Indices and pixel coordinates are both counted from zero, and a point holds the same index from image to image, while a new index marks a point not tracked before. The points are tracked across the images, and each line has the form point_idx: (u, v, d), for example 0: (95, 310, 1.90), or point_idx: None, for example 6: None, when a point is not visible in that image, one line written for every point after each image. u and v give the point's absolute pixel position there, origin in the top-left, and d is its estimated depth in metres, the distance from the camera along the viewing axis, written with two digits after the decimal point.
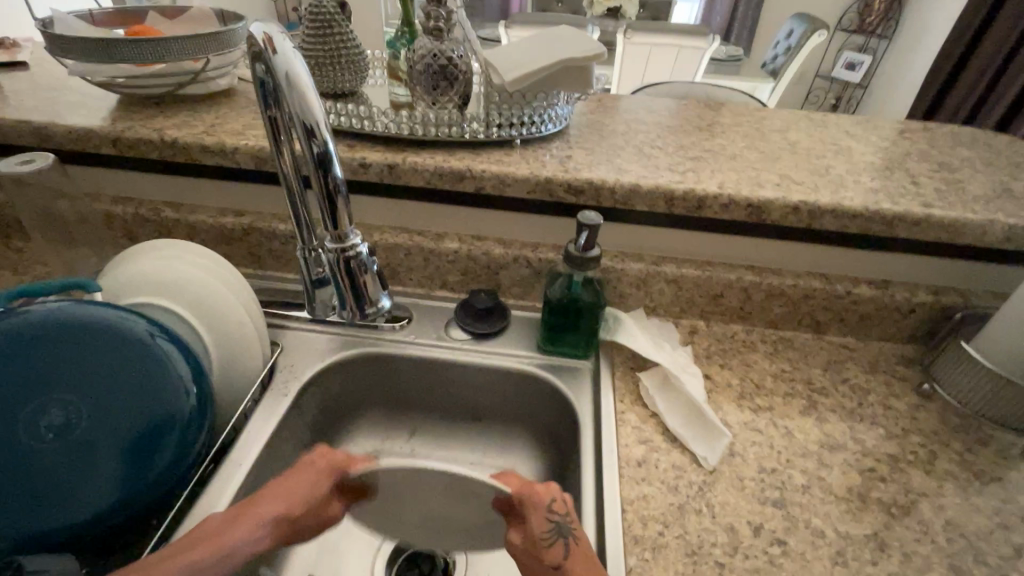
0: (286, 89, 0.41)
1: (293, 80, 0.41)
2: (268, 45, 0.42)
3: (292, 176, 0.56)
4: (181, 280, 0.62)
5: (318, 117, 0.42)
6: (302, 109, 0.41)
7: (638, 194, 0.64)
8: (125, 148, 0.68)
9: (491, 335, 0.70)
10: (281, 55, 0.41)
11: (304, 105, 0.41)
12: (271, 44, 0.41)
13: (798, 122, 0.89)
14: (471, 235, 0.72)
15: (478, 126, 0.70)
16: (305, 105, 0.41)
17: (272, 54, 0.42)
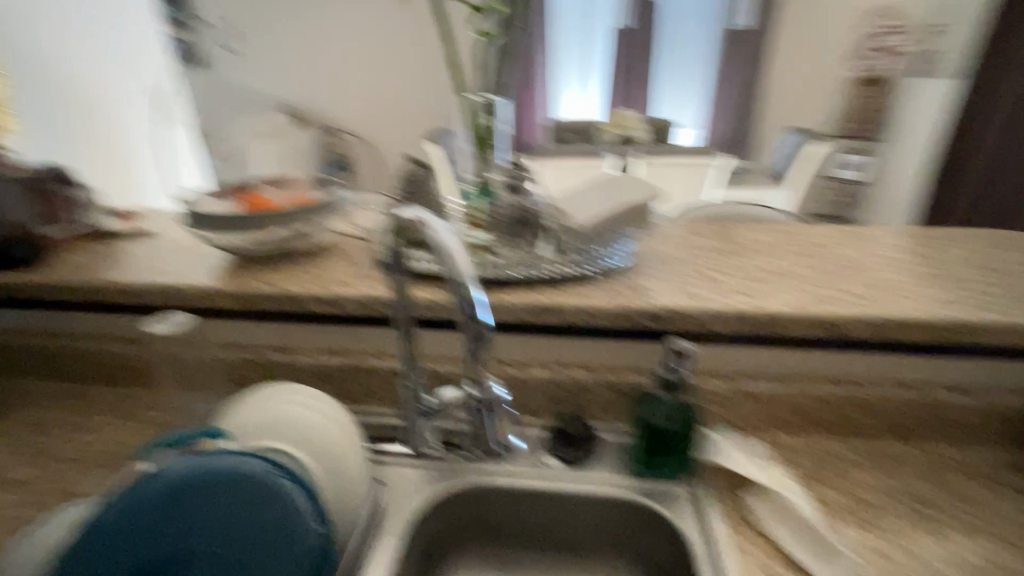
0: (443, 258, 0.50)
1: (446, 250, 0.50)
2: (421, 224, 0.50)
3: (406, 315, 0.66)
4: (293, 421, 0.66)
5: (470, 278, 0.50)
6: (456, 271, 0.50)
7: (714, 318, 0.69)
8: (245, 302, 0.77)
9: (582, 461, 0.71)
10: (435, 230, 0.50)
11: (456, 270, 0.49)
12: (424, 223, 0.50)
13: (839, 236, 0.96)
14: (554, 363, 0.77)
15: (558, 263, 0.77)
16: (458, 268, 0.49)
17: (425, 229, 0.51)
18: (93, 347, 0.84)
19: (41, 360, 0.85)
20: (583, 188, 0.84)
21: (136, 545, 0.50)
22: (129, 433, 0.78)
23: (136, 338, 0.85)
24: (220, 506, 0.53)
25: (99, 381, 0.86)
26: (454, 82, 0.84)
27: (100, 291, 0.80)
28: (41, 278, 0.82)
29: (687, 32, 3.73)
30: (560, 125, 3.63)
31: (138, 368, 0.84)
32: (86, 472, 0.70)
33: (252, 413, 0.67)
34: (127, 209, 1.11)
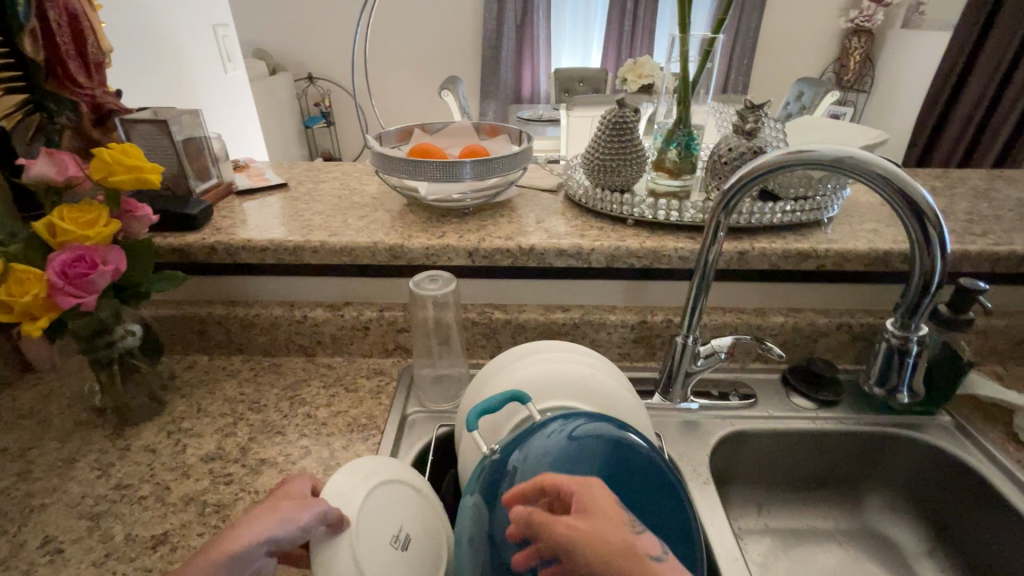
0: (849, 168, 0.51)
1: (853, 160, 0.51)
2: (799, 153, 0.52)
3: (709, 270, 0.62)
4: (565, 375, 0.63)
5: (894, 167, 0.51)
6: (874, 165, 0.51)
7: (965, 258, 0.71)
8: (478, 258, 0.71)
9: (835, 401, 0.73)
10: (823, 151, 0.51)
11: (872, 166, 0.51)
12: (801, 151, 0.52)
13: (990, 178, 1.00)
14: (790, 309, 0.77)
15: (796, 210, 0.74)
16: (873, 164, 0.51)
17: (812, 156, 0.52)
18: (288, 311, 0.76)
19: (221, 331, 0.77)
20: None
21: None
22: (357, 400, 0.72)
23: (330, 302, 0.78)
24: (585, 468, 0.48)
25: (287, 349, 0.79)
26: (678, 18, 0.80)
27: (303, 251, 0.72)
28: (226, 239, 0.72)
29: None
30: (567, 74, 3.52)
31: (337, 335, 0.77)
32: (343, 445, 0.65)
33: (518, 377, 0.63)
34: (242, 162, 0.99)
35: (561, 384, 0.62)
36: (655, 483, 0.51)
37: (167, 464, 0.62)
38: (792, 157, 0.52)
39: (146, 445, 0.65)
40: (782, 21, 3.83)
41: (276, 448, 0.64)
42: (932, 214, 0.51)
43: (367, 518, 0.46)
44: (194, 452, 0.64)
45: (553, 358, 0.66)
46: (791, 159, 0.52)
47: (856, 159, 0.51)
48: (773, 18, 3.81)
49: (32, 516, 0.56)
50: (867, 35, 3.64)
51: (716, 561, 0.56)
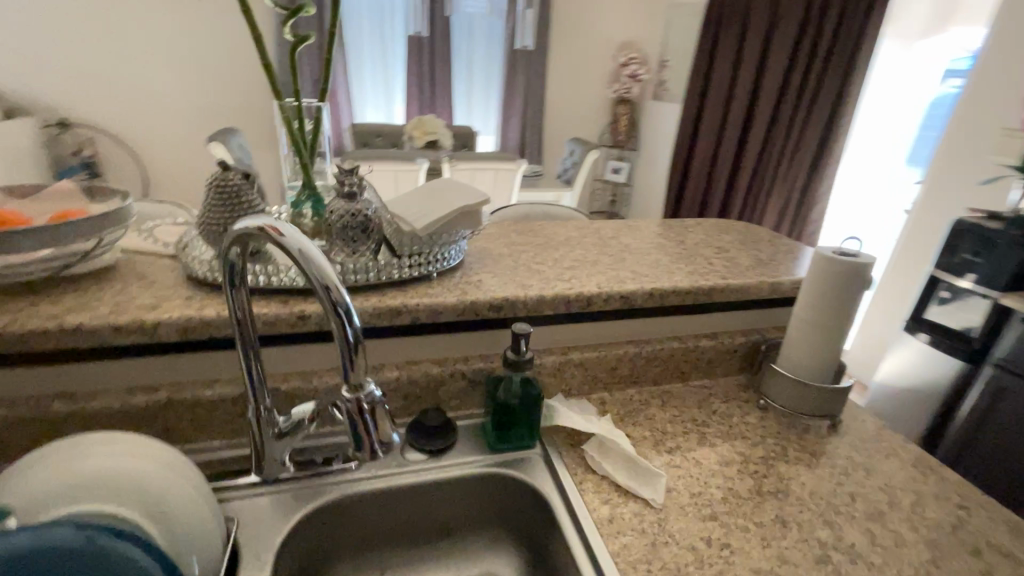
0: (303, 263, 0.46)
1: (307, 255, 0.46)
2: (274, 232, 0.46)
3: (250, 341, 0.59)
4: (99, 476, 0.54)
5: (337, 281, 0.47)
6: (321, 277, 0.46)
7: (544, 302, 0.81)
8: (6, 344, 0.61)
9: (445, 449, 0.76)
10: (290, 235, 0.46)
11: (323, 272, 0.46)
12: (275, 229, 0.46)
13: (622, 228, 1.19)
14: (407, 362, 0.79)
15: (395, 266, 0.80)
16: (322, 271, 0.46)
17: (279, 237, 0.46)
18: None
19: None
20: (414, 193, 0.89)
21: None
22: None
23: None
24: None
25: None
26: (270, 85, 0.79)
27: None
28: None
29: (478, 45, 4.02)
30: (364, 129, 3.56)
31: None
32: None
33: (26, 484, 0.52)
34: None
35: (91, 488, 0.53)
36: None
37: None
38: (263, 232, 0.47)
39: None
40: (563, 88, 4.37)
41: None
42: (356, 338, 0.49)
43: None
44: None
45: (129, 450, 0.57)
46: (268, 237, 0.47)
47: (308, 258, 0.46)
48: (555, 86, 4.35)
49: None
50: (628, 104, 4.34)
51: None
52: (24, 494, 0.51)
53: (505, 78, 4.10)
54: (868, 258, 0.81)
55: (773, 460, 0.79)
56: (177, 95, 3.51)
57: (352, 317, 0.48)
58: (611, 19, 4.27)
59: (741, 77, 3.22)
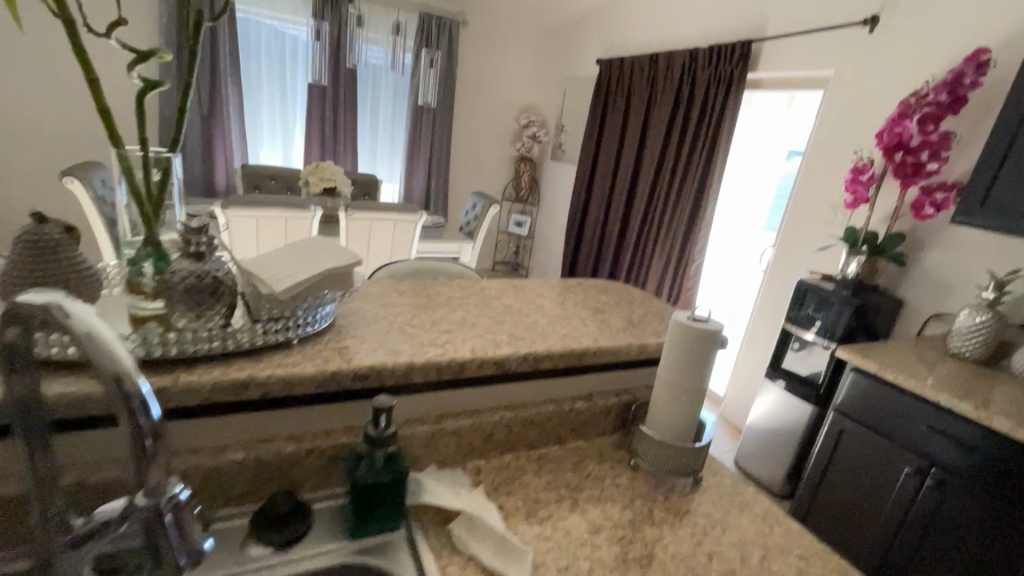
0: (88, 348, 0.40)
1: (95, 338, 0.40)
2: (58, 309, 0.40)
3: (34, 431, 0.50)
4: None
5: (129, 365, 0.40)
6: (108, 361, 0.39)
7: (414, 369, 0.78)
8: None
9: (295, 539, 0.67)
10: (77, 316, 0.40)
11: (112, 354, 0.39)
12: (58, 307, 0.40)
13: (506, 288, 1.21)
14: (256, 440, 0.71)
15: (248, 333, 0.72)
16: (112, 355, 0.40)
17: (62, 317, 0.40)
18: None
19: None
20: (278, 253, 0.84)
21: None
22: None
23: None
24: None
25: None
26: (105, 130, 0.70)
27: None
28: None
29: (383, 97, 4.05)
30: (256, 171, 3.37)
31: None
32: None
33: None
34: None
35: None
36: None
37: None
38: (43, 311, 0.40)
39: None
40: (468, 144, 4.52)
41: None
42: (152, 432, 0.41)
43: None
44: None
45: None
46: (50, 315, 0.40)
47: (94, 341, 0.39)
48: (460, 141, 4.48)
49: None
50: (530, 162, 4.58)
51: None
52: None
53: (411, 130, 4.16)
54: (714, 324, 0.89)
55: (640, 522, 0.81)
56: None
57: (151, 412, 0.40)
58: (513, 83, 4.55)
59: (628, 146, 3.55)
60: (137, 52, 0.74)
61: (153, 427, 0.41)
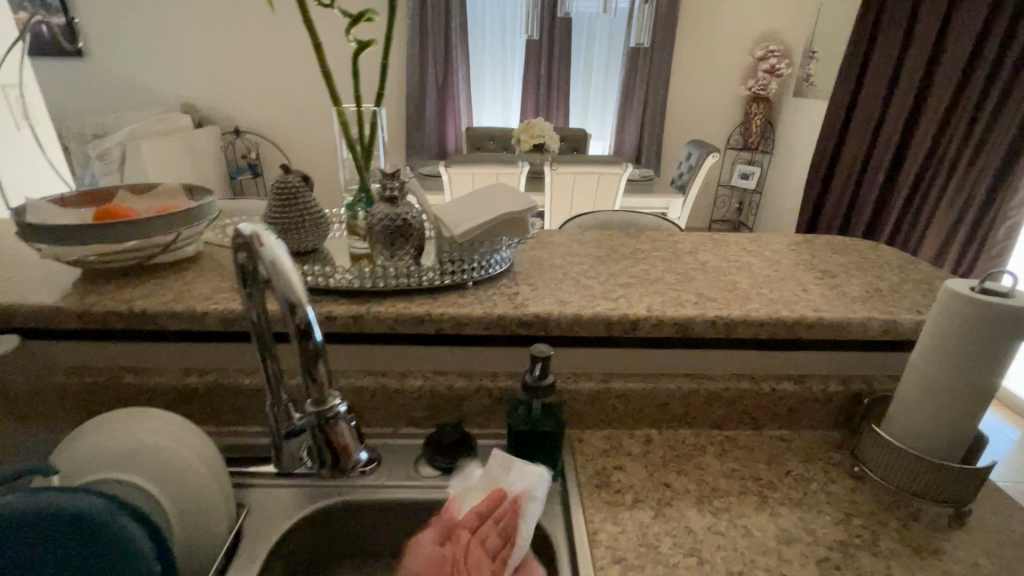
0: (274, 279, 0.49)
1: (278, 270, 0.48)
2: (256, 240, 0.48)
3: (265, 340, 0.61)
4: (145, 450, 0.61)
5: (300, 297, 0.49)
6: (286, 291, 0.50)
7: (580, 322, 0.72)
8: (91, 321, 0.71)
9: (459, 467, 0.72)
10: (268, 247, 0.47)
11: (288, 287, 0.49)
12: (258, 238, 0.48)
13: (706, 242, 1.04)
14: (433, 372, 0.77)
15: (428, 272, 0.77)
16: (290, 288, 0.50)
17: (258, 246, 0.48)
18: None
19: None
20: (464, 198, 0.86)
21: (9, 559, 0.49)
22: None
23: None
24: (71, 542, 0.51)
25: None
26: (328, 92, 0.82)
27: None
28: None
29: (597, 46, 3.92)
30: (478, 133, 3.67)
31: None
32: None
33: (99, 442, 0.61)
34: None
35: (141, 459, 0.61)
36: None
37: None
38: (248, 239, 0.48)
39: None
40: (688, 87, 4.08)
41: None
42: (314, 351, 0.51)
43: None
44: None
45: (145, 432, 0.62)
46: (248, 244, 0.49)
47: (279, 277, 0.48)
48: (679, 86, 4.08)
49: None
50: (765, 102, 3.89)
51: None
52: (94, 451, 0.60)
53: (625, 78, 3.94)
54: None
55: (855, 544, 0.63)
56: (321, 104, 3.94)
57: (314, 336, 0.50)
58: (749, 8, 3.87)
59: (910, 65, 2.69)
60: (353, 16, 0.82)
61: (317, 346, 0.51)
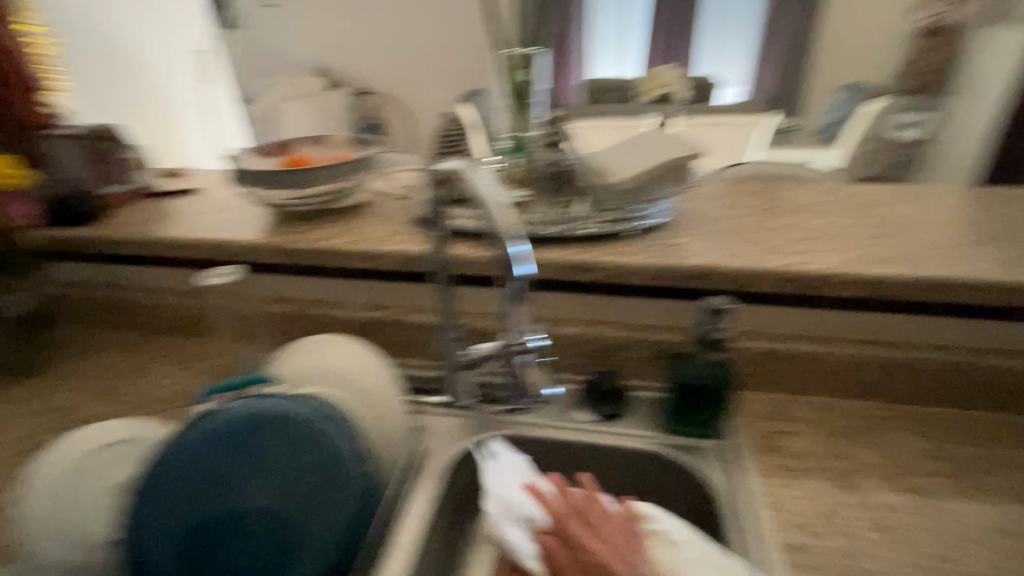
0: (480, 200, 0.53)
1: (483, 193, 0.53)
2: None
3: (446, 278, 0.65)
4: (335, 370, 0.68)
5: (508, 230, 0.48)
6: (495, 226, 0.48)
7: (756, 277, 0.68)
8: (290, 257, 0.81)
9: (615, 415, 0.73)
10: (474, 177, 0.54)
11: (496, 221, 0.48)
12: (464, 171, 0.55)
13: (893, 196, 0.91)
14: (589, 321, 0.77)
15: (589, 221, 0.77)
16: (498, 221, 0.48)
17: (465, 176, 0.54)
18: (156, 298, 0.90)
19: (109, 306, 0.93)
20: (623, 144, 0.83)
21: (234, 471, 0.54)
22: (190, 376, 0.83)
23: (191, 293, 0.91)
24: (288, 449, 0.56)
25: (158, 332, 0.92)
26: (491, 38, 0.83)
27: (158, 247, 0.86)
28: (105, 232, 0.89)
29: None
30: (596, 84, 3.50)
31: (196, 318, 0.90)
32: (149, 411, 0.76)
33: (299, 361, 0.70)
34: (176, 173, 1.18)
35: (334, 378, 0.68)
36: (335, 504, 0.57)
37: (19, 413, 0.77)
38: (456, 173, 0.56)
39: (15, 396, 0.80)
40: None
41: (102, 409, 0.77)
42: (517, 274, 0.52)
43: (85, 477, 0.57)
44: (48, 403, 0.79)
45: (337, 355, 0.70)
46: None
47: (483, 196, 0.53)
48: None
49: None
50: None
51: (394, 545, 0.61)
52: (296, 369, 0.69)
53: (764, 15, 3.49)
54: None
55: None
56: None
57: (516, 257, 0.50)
58: None
59: None
60: None
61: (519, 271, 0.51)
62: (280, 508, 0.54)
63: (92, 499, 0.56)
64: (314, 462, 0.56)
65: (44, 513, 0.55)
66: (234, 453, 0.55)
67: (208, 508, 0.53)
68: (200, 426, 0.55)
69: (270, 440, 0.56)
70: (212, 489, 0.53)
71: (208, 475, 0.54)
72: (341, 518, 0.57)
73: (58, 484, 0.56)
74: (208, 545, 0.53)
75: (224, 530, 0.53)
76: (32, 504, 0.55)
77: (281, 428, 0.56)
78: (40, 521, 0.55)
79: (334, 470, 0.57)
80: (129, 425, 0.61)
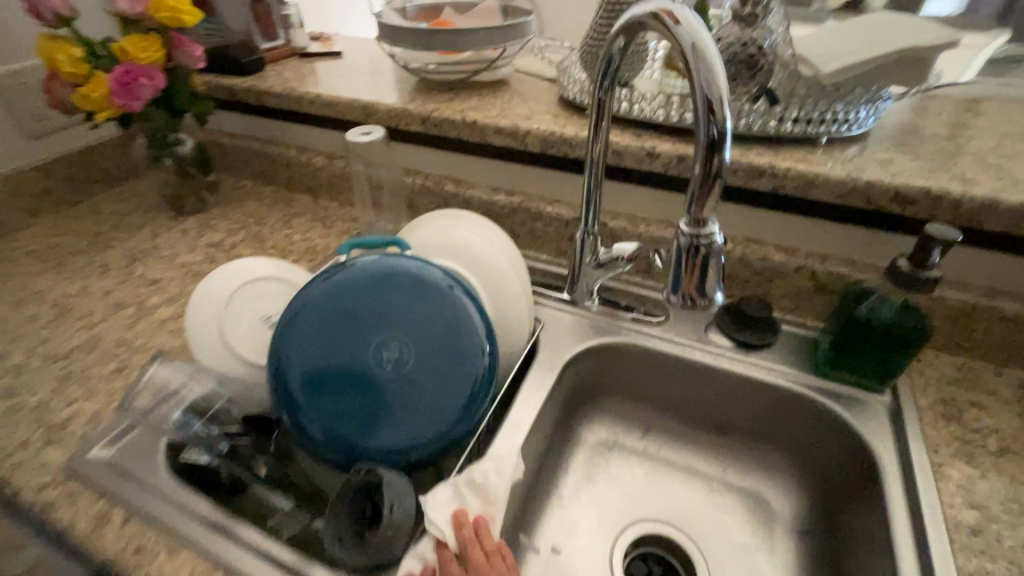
0: (690, 61, 0.38)
1: (699, 52, 0.38)
2: (669, 17, 0.40)
3: (599, 160, 0.58)
4: (465, 246, 0.66)
5: (722, 92, 0.38)
6: (707, 84, 0.37)
7: (992, 210, 0.53)
8: (430, 126, 0.78)
9: (759, 346, 0.65)
10: (686, 25, 0.39)
11: (711, 77, 0.37)
12: (673, 16, 0.40)
13: None
14: (746, 238, 0.67)
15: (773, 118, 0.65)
16: (712, 77, 0.38)
17: (672, 25, 0.40)
18: (299, 156, 0.94)
19: (257, 160, 0.98)
20: (835, 28, 0.66)
21: (365, 316, 0.54)
22: (326, 235, 0.87)
23: (332, 155, 0.93)
24: (420, 307, 0.55)
25: (300, 190, 0.97)
26: None
27: (306, 102, 0.87)
28: (259, 84, 0.92)
29: None
30: None
31: (334, 181, 0.92)
32: (290, 259, 0.81)
33: (429, 233, 0.68)
34: (324, 36, 1.17)
35: (463, 254, 0.66)
36: (452, 374, 0.54)
37: (186, 242, 0.86)
38: (656, 19, 0.41)
39: (183, 227, 0.90)
40: None
41: (252, 250, 0.83)
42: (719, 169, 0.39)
43: (240, 300, 0.61)
44: (205, 238, 0.87)
45: (468, 232, 0.68)
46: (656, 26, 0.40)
47: (698, 54, 0.38)
48: None
49: (107, 247, 0.85)
50: None
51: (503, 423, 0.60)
52: (426, 239, 0.68)
53: None
54: None
55: None
56: None
57: (725, 149, 0.38)
58: None
59: None
60: None
61: (723, 164, 0.38)
62: (404, 366, 0.53)
63: (243, 325, 0.60)
64: (443, 327, 0.55)
65: (202, 326, 0.59)
66: (370, 299, 0.54)
67: (332, 344, 0.53)
68: (345, 269, 0.56)
69: (405, 294, 0.55)
70: (343, 329, 0.53)
71: (335, 322, 0.53)
72: (456, 390, 0.54)
73: (217, 303, 0.59)
74: (325, 380, 0.52)
75: (345, 374, 0.52)
76: (194, 317, 0.59)
77: (417, 285, 0.55)
78: (199, 333, 0.59)
79: (460, 338, 0.55)
80: (275, 265, 0.64)
